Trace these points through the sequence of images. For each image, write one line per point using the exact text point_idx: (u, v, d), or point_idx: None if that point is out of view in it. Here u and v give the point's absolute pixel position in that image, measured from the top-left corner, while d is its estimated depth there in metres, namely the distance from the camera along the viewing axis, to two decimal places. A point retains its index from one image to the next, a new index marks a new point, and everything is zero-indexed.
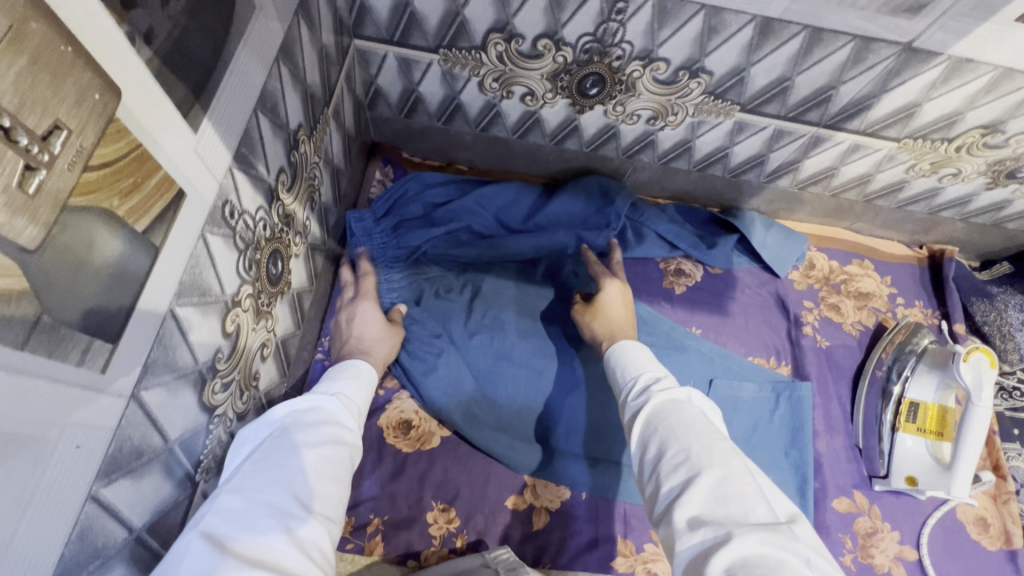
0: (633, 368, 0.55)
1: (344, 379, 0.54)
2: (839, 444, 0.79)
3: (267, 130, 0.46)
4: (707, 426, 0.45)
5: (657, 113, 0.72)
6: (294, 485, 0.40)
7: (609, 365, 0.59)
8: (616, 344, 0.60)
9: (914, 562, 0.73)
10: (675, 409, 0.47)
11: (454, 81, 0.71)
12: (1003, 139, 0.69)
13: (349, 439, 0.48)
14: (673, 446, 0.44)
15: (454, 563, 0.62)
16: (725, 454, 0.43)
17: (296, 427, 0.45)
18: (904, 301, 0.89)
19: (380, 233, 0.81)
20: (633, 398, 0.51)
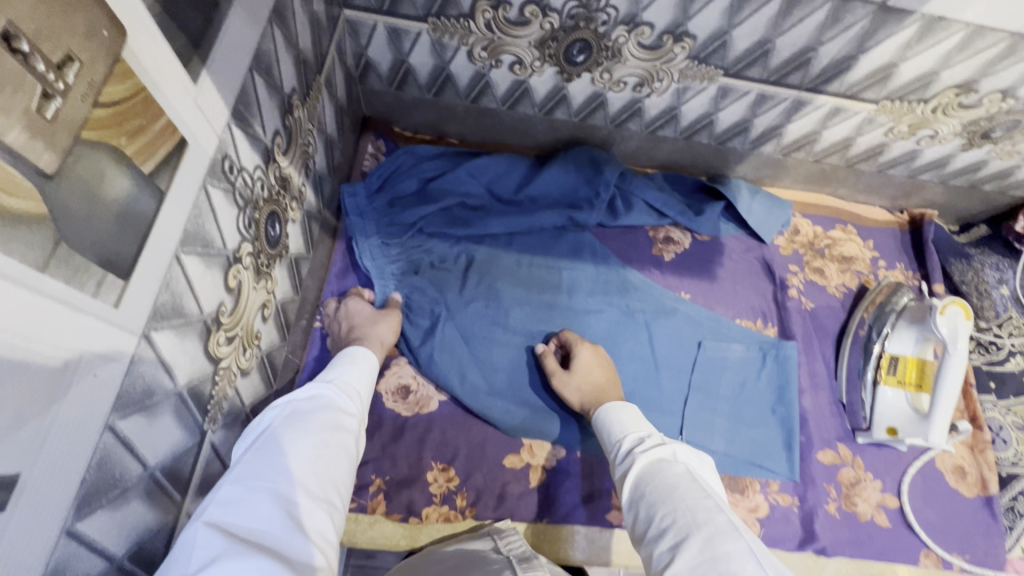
0: (620, 434, 0.59)
1: (342, 367, 0.58)
2: (823, 399, 0.82)
3: (262, 91, 0.47)
4: (691, 485, 0.48)
5: (643, 79, 0.73)
6: (298, 474, 0.43)
7: (600, 433, 0.63)
8: (602, 408, 0.65)
9: (894, 509, 0.77)
10: (660, 471, 0.51)
11: (444, 51, 0.72)
12: (976, 98, 0.71)
13: (348, 425, 0.51)
14: (661, 509, 0.47)
15: (465, 550, 0.59)
16: (711, 513, 0.45)
17: (298, 416, 0.48)
18: (886, 264, 0.92)
19: (372, 211, 0.81)
20: (624, 461, 0.55)
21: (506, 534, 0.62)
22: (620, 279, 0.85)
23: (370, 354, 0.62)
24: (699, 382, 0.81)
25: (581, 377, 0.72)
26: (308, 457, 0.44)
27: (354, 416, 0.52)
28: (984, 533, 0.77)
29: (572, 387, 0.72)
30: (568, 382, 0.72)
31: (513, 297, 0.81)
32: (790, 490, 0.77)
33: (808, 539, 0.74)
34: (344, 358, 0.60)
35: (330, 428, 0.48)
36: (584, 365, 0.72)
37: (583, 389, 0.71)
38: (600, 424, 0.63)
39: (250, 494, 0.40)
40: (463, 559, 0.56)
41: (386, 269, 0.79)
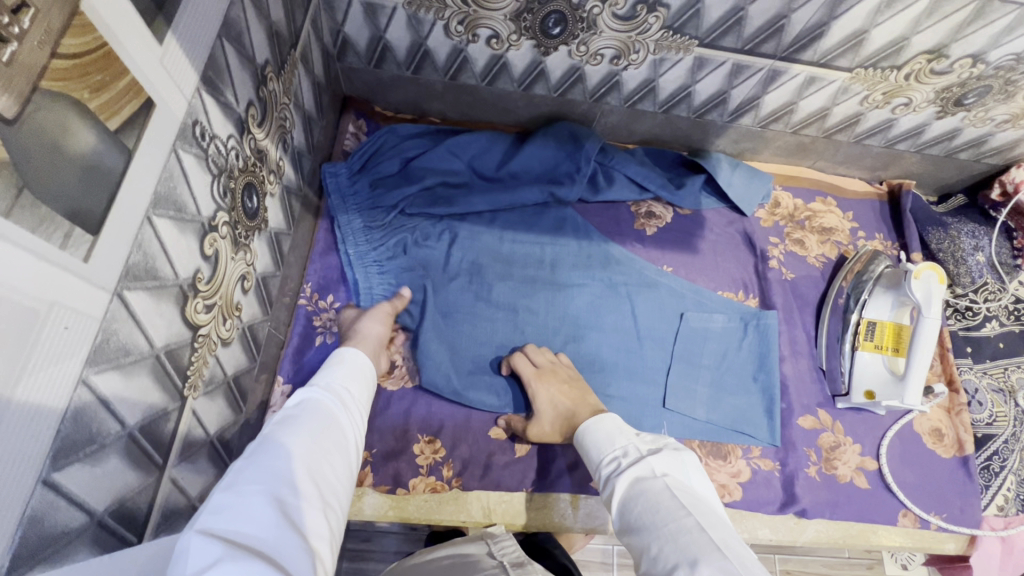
0: (599, 456, 0.60)
1: (331, 369, 0.57)
2: (804, 366, 0.84)
3: (233, 59, 0.47)
4: (670, 505, 0.49)
5: (620, 51, 0.74)
6: (296, 477, 0.41)
7: (584, 454, 0.63)
8: (580, 428, 0.64)
9: (873, 471, 0.79)
10: (640, 494, 0.51)
11: (420, 26, 0.72)
12: (948, 64, 0.72)
13: (342, 428, 0.49)
14: (649, 538, 0.48)
15: (459, 553, 0.62)
16: (695, 537, 0.46)
17: (294, 420, 0.46)
18: (865, 235, 0.94)
19: (353, 191, 0.81)
20: (608, 489, 0.56)
21: (500, 539, 0.64)
22: (603, 254, 0.85)
23: (362, 355, 0.61)
24: (682, 352, 0.82)
25: (551, 417, 0.70)
26: (306, 462, 0.43)
27: (350, 422, 0.51)
28: (961, 492, 0.79)
29: (545, 425, 0.70)
30: (540, 424, 0.70)
31: (496, 272, 0.81)
32: (771, 455, 0.78)
33: (789, 503, 0.76)
34: (336, 360, 0.59)
35: (327, 433, 0.47)
36: (548, 406, 0.70)
37: (558, 425, 0.70)
38: (581, 447, 0.63)
39: (242, 498, 0.37)
40: (457, 564, 0.59)
41: (366, 256, 0.78)
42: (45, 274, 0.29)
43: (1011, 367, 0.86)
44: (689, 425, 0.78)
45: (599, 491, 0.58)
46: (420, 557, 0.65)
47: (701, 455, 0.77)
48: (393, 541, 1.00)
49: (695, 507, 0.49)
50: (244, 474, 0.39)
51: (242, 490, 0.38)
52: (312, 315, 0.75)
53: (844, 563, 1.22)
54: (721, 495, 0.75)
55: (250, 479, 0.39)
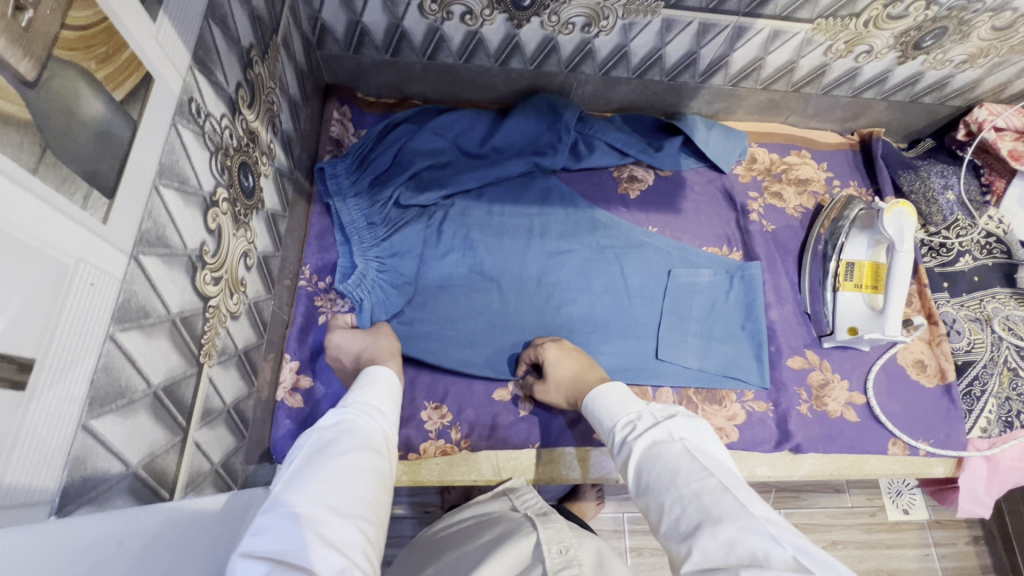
0: (609, 419, 0.61)
1: (361, 389, 0.59)
2: (789, 311, 0.87)
3: (220, 40, 0.49)
4: (690, 467, 0.51)
5: (590, 18, 0.77)
6: (327, 495, 0.43)
7: (591, 416, 0.65)
8: (590, 396, 0.66)
9: (862, 405, 0.83)
10: (659, 457, 0.53)
11: (395, 7, 0.75)
12: (903, 9, 0.75)
13: (372, 445, 0.51)
14: (670, 499, 0.50)
15: (484, 509, 0.66)
16: (718, 495, 0.48)
17: (323, 443, 0.49)
18: (840, 183, 0.98)
19: (354, 191, 0.81)
20: (622, 452, 0.58)
21: (520, 493, 0.68)
22: (589, 219, 0.89)
23: (386, 372, 0.63)
24: (671, 307, 0.85)
25: (557, 379, 0.71)
26: (338, 479, 0.45)
27: (380, 442, 0.53)
28: (946, 418, 0.83)
29: (553, 391, 0.72)
30: (547, 389, 0.73)
31: (487, 243, 0.84)
32: (764, 397, 0.82)
33: (783, 439, 0.79)
34: (361, 382, 0.60)
35: (355, 451, 0.49)
36: (557, 367, 0.72)
37: (564, 391, 0.71)
38: (591, 413, 0.65)
39: (277, 518, 0.40)
40: (480, 522, 0.62)
41: (371, 251, 0.78)
42: (71, 231, 0.31)
43: (986, 298, 0.89)
44: (683, 374, 0.82)
45: (610, 451, 0.60)
46: (446, 521, 0.68)
47: (696, 402, 0.81)
48: (410, 524, 1.02)
49: (713, 467, 0.51)
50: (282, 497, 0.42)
51: (278, 510, 0.40)
52: (313, 295, 0.77)
53: (847, 511, 1.26)
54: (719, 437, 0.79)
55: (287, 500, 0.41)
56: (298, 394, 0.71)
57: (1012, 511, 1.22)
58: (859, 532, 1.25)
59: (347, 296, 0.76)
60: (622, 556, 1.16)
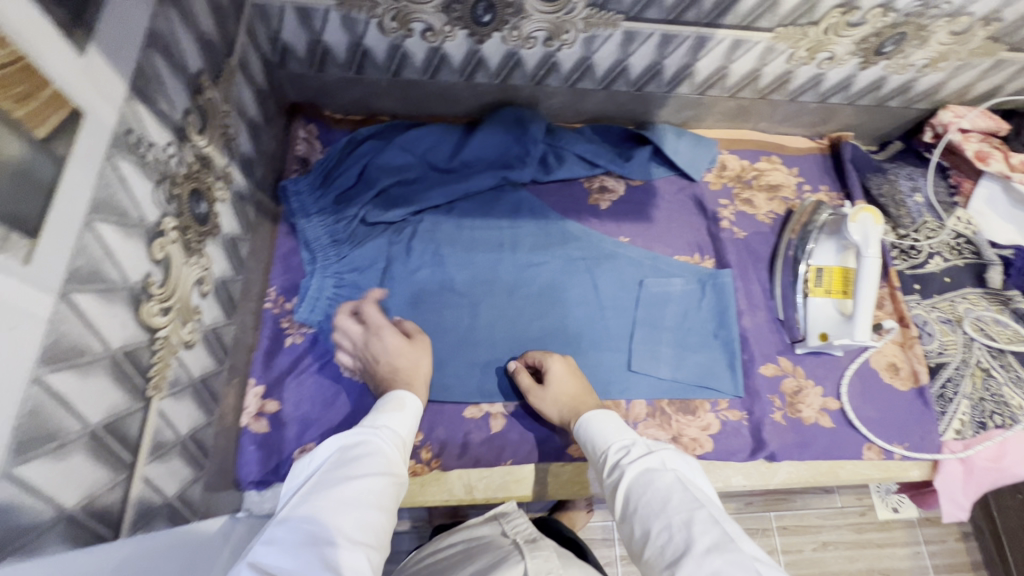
0: (603, 440, 0.61)
1: (389, 412, 0.61)
2: (762, 319, 0.87)
3: (164, 69, 0.49)
4: (682, 497, 0.50)
5: (552, 32, 0.77)
6: (337, 516, 0.46)
7: (583, 438, 0.65)
8: (582, 418, 0.66)
9: (837, 411, 0.83)
10: (651, 482, 0.53)
11: (355, 26, 0.74)
12: (860, 16, 0.76)
13: (389, 470, 0.53)
14: (656, 525, 0.50)
15: (473, 535, 0.65)
16: (706, 525, 0.47)
17: (340, 460, 0.52)
18: (810, 188, 0.98)
19: (318, 208, 0.80)
20: (613, 474, 0.57)
21: (511, 517, 0.67)
22: (560, 231, 0.89)
23: (414, 397, 0.65)
24: (644, 317, 0.85)
25: (555, 391, 0.72)
26: (350, 501, 0.48)
27: (397, 467, 0.55)
28: (920, 422, 0.83)
29: (546, 402, 0.72)
30: (542, 397, 0.73)
31: (457, 259, 0.84)
32: (738, 406, 0.82)
33: (758, 448, 0.79)
34: (382, 402, 0.63)
35: (368, 472, 0.51)
36: (557, 379, 0.73)
37: (558, 404, 0.72)
38: (584, 434, 0.65)
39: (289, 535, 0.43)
40: (470, 549, 0.61)
41: (331, 268, 0.78)
42: None
43: (957, 299, 0.90)
44: (656, 385, 0.81)
45: (598, 473, 0.60)
46: (438, 544, 0.68)
47: (670, 413, 0.80)
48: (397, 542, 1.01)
49: (703, 498, 0.51)
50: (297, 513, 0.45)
51: (292, 527, 0.44)
52: (279, 317, 0.76)
53: (837, 512, 1.26)
54: (693, 448, 0.78)
55: (300, 518, 0.45)
56: (263, 419, 0.70)
57: (1000, 509, 1.21)
58: (849, 532, 1.25)
59: (304, 321, 0.75)
60: (611, 566, 1.15)
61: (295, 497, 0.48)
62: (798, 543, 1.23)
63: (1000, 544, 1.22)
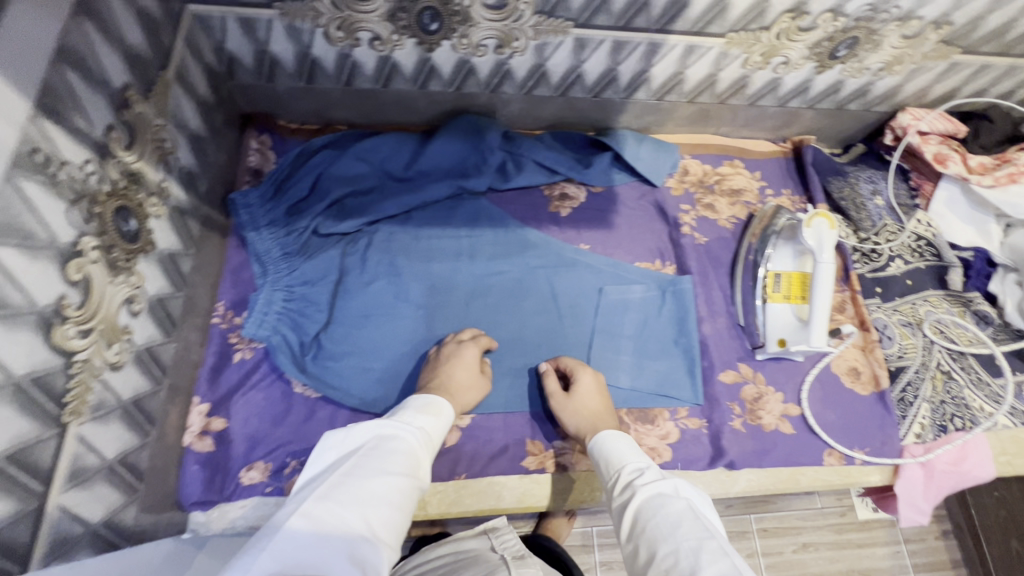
0: (617, 460, 0.63)
1: (426, 414, 0.64)
2: (722, 325, 0.87)
3: (80, 85, 0.47)
4: (693, 525, 0.51)
5: (502, 40, 0.76)
6: (367, 510, 0.50)
7: (595, 456, 0.66)
8: (597, 436, 0.68)
9: (797, 417, 0.82)
10: (662, 506, 0.54)
11: (300, 36, 0.73)
12: (811, 21, 0.76)
13: (417, 473, 0.57)
14: (662, 550, 0.50)
15: (460, 547, 0.65)
16: (712, 556, 0.47)
17: (380, 452, 0.56)
18: (773, 192, 0.98)
19: (268, 221, 0.79)
20: (625, 494, 0.58)
21: (499, 531, 0.68)
22: (519, 239, 0.88)
23: (448, 404, 0.68)
24: (603, 325, 0.85)
25: (580, 401, 0.73)
26: (379, 497, 0.52)
27: (423, 470, 0.59)
28: (880, 426, 0.83)
29: (569, 411, 0.73)
30: (565, 405, 0.73)
31: (413, 269, 0.83)
32: (697, 414, 0.81)
33: (717, 456, 0.78)
34: (420, 401, 0.66)
35: (402, 473, 0.55)
36: (586, 391, 0.74)
37: (581, 414, 0.72)
38: (597, 453, 0.66)
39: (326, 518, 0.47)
40: (459, 562, 0.62)
41: (282, 281, 0.77)
42: None
43: (918, 302, 0.90)
44: (615, 394, 0.81)
45: (608, 493, 0.61)
46: (419, 556, 0.67)
47: (628, 422, 0.80)
48: None
49: (713, 530, 0.51)
50: (335, 495, 0.49)
51: (329, 509, 0.48)
52: (227, 333, 0.74)
53: (817, 513, 1.26)
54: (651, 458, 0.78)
55: (336, 502, 0.49)
56: (208, 437, 0.69)
57: (977, 505, 1.22)
58: (831, 533, 1.24)
59: (251, 337, 0.74)
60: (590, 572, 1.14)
61: (334, 475, 0.52)
62: (779, 545, 1.23)
63: (978, 540, 1.23)
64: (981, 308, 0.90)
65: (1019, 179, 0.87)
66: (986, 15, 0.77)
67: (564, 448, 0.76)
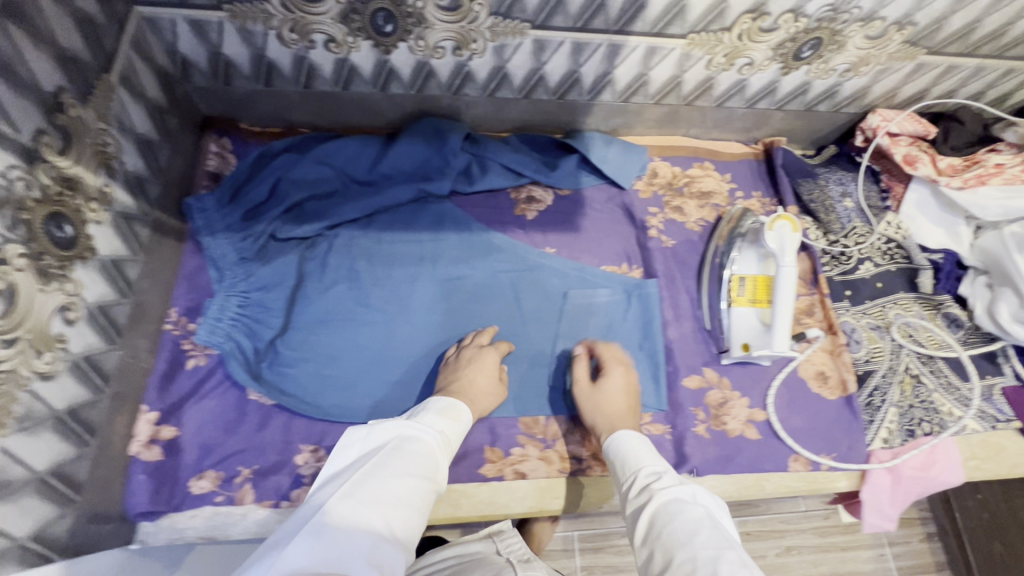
0: (634, 462, 0.63)
1: (444, 418, 0.66)
2: (687, 329, 0.86)
3: (2, 90, 0.46)
4: (712, 534, 0.52)
5: (459, 42, 0.75)
6: (388, 510, 0.51)
7: (611, 456, 0.67)
8: (614, 435, 0.69)
9: (763, 422, 0.81)
10: (681, 512, 0.55)
11: (253, 38, 0.72)
12: (772, 21, 0.75)
13: (435, 475, 0.58)
14: (679, 556, 0.51)
15: (466, 550, 0.65)
16: (732, 566, 0.48)
17: (403, 451, 0.58)
18: (743, 194, 0.97)
19: (224, 225, 0.78)
20: (641, 496, 0.59)
21: (504, 534, 0.68)
22: (484, 243, 0.87)
23: (465, 409, 0.69)
24: (567, 329, 0.84)
25: (603, 398, 0.73)
26: (400, 497, 0.53)
27: (440, 472, 0.60)
28: (847, 431, 0.82)
29: (587, 404, 0.74)
30: (587, 397, 0.74)
31: (373, 274, 0.82)
32: (661, 419, 0.80)
33: (680, 463, 0.77)
34: (441, 404, 0.67)
35: (423, 473, 0.57)
36: (614, 389, 0.74)
37: (599, 411, 0.73)
38: (613, 453, 0.67)
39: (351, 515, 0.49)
40: (465, 566, 0.62)
41: (237, 287, 0.76)
42: None
43: (888, 305, 0.89)
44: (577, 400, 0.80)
45: (623, 495, 0.62)
46: (424, 559, 0.67)
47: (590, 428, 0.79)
48: None
49: (732, 540, 0.51)
50: (360, 492, 0.51)
51: (354, 507, 0.50)
52: (180, 339, 0.73)
53: (801, 516, 1.24)
54: None
55: (360, 500, 0.51)
56: (156, 446, 0.67)
57: (961, 509, 1.21)
58: (814, 536, 1.23)
59: (204, 344, 0.73)
60: None
61: (358, 472, 0.54)
62: (762, 548, 1.21)
63: (962, 543, 1.21)
64: (952, 310, 0.90)
65: (988, 181, 0.85)
66: (949, 16, 0.76)
67: (524, 455, 0.75)
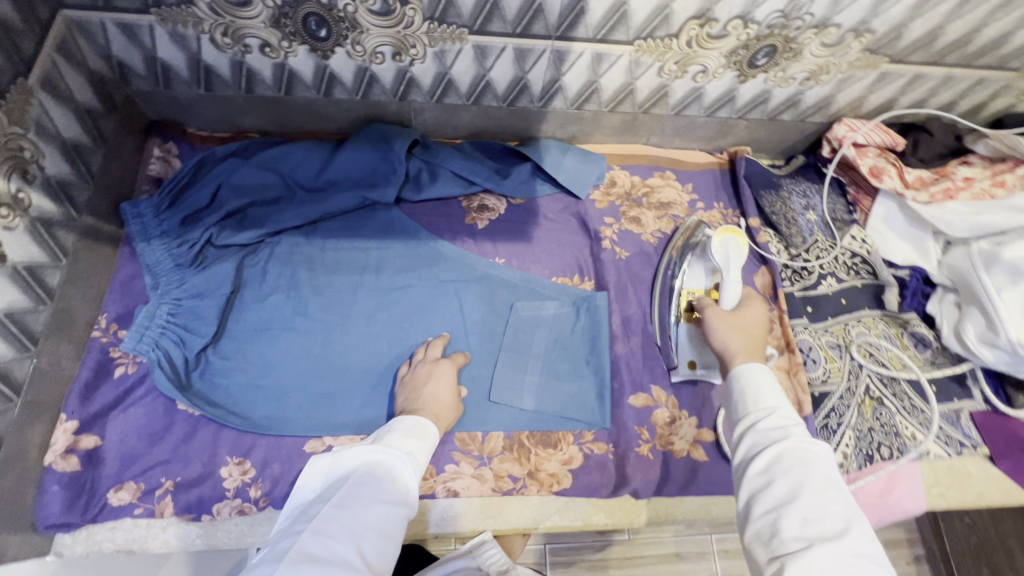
0: (768, 399, 0.57)
1: (413, 438, 0.62)
2: (636, 344, 0.83)
3: None
4: (841, 503, 0.48)
5: (398, 48, 0.73)
6: (362, 543, 0.49)
7: (736, 380, 0.60)
8: (743, 366, 0.61)
9: (711, 443, 0.78)
10: (813, 468, 0.50)
11: (186, 41, 0.71)
12: (721, 28, 0.72)
13: (407, 499, 0.56)
14: (804, 500, 0.48)
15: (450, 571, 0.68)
16: (862, 536, 0.46)
17: (370, 479, 0.54)
18: (704, 206, 0.94)
19: (160, 231, 0.76)
20: (767, 433, 0.54)
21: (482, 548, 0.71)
22: (430, 252, 0.85)
23: (431, 427, 0.66)
24: (511, 343, 0.81)
25: (735, 327, 0.68)
26: (374, 529, 0.51)
27: (414, 496, 0.57)
28: None
29: (721, 327, 0.68)
30: (724, 319, 0.69)
31: (314, 283, 0.80)
32: (604, 438, 0.77)
33: (621, 484, 0.75)
34: (406, 423, 0.64)
35: (393, 502, 0.54)
36: (754, 321, 0.69)
37: (737, 335, 0.67)
38: (740, 381, 0.60)
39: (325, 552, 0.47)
40: None
41: (169, 294, 0.74)
42: None
43: (851, 322, 0.85)
44: (517, 417, 0.77)
45: (743, 420, 0.57)
46: None
47: (529, 446, 0.76)
48: None
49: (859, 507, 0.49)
50: (330, 527, 0.49)
51: (327, 543, 0.47)
52: (107, 347, 0.72)
53: None
54: (550, 484, 0.74)
55: (331, 535, 0.48)
56: (73, 456, 0.66)
57: (948, 533, 1.14)
58: None
59: (131, 351, 0.72)
60: None
61: (324, 506, 0.51)
62: None
63: None
64: (919, 330, 0.85)
65: (956, 196, 0.83)
66: (908, 23, 0.73)
67: (457, 473, 0.73)
